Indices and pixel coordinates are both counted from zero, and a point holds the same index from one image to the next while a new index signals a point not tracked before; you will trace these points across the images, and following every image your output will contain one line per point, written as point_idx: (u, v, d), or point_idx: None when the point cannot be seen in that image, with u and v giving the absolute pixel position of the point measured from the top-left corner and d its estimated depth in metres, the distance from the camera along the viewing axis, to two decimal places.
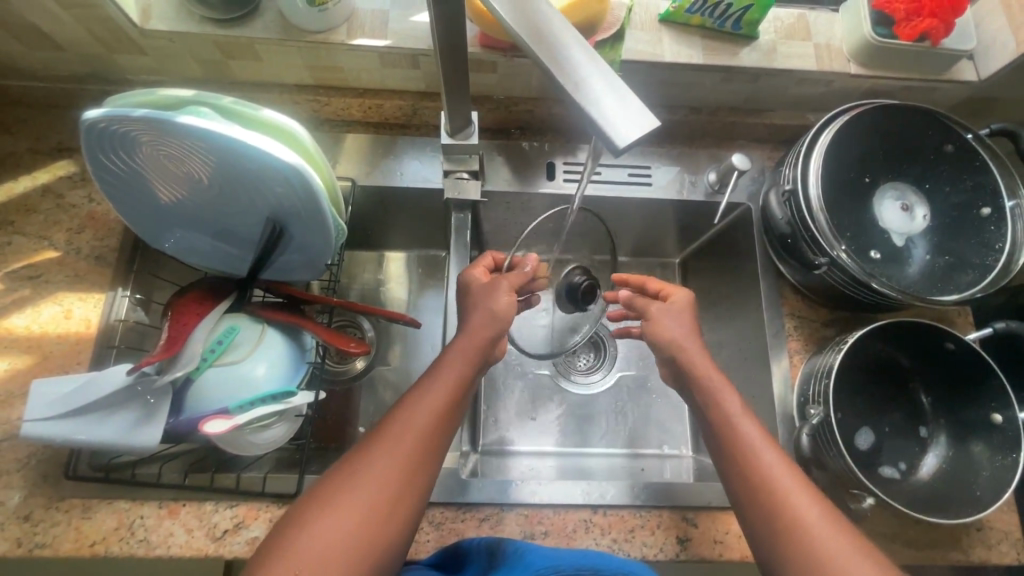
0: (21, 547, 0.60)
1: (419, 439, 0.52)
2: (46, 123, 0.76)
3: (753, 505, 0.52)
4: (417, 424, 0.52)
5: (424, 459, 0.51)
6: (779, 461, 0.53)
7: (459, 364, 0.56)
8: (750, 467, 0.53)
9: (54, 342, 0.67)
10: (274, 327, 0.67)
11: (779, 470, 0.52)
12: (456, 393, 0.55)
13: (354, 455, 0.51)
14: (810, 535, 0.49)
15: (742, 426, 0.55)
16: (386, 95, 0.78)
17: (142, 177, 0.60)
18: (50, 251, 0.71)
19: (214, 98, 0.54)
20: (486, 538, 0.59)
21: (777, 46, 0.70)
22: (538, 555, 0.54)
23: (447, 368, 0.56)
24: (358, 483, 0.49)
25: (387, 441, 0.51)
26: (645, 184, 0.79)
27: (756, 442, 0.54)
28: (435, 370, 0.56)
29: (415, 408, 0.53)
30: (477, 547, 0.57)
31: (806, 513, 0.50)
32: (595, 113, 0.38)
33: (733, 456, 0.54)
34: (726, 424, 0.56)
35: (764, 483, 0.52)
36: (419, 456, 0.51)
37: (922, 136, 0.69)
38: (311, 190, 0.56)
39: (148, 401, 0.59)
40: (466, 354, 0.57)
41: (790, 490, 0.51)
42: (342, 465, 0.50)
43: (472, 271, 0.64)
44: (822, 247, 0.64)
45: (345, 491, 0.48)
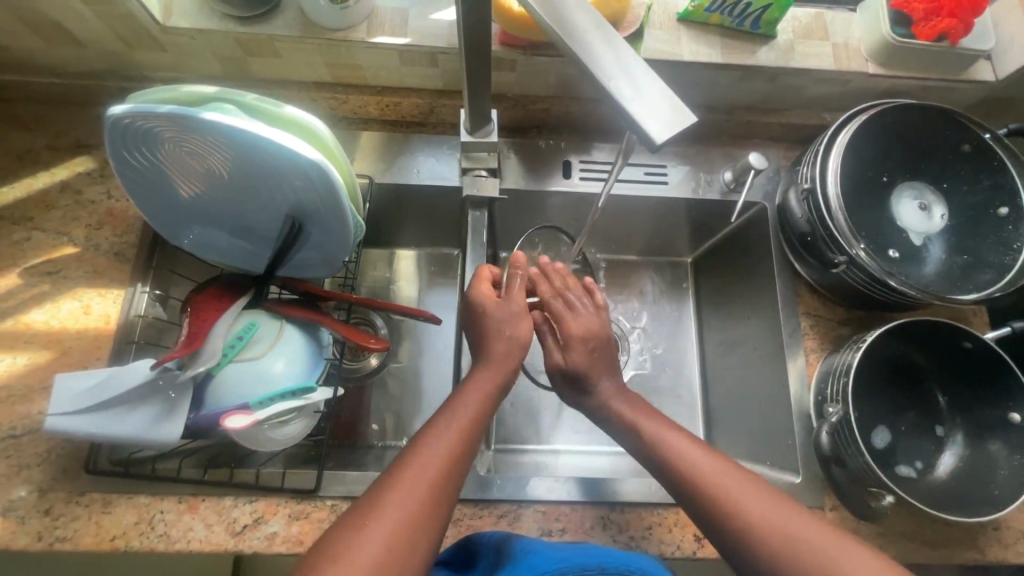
0: (41, 541, 0.60)
1: (444, 465, 0.50)
2: (64, 120, 0.77)
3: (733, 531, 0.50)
4: (443, 450, 0.51)
5: (450, 486, 0.50)
6: (726, 472, 0.53)
7: (480, 381, 0.58)
8: (712, 489, 0.52)
9: (73, 338, 0.67)
10: (292, 323, 0.67)
11: (736, 484, 0.52)
12: (479, 416, 0.55)
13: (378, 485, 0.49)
14: (795, 541, 0.47)
15: (685, 450, 0.55)
16: (403, 93, 0.78)
17: (164, 172, 0.60)
18: (68, 247, 0.71)
19: (237, 95, 0.54)
20: (496, 534, 0.58)
21: (794, 46, 0.71)
22: (542, 556, 0.50)
23: (468, 393, 0.57)
24: (384, 511, 0.46)
25: (412, 466, 0.50)
26: (660, 183, 0.79)
27: (702, 461, 0.54)
28: (459, 396, 0.57)
29: (437, 434, 0.52)
30: (488, 545, 0.56)
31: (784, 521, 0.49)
32: (630, 109, 0.38)
33: (689, 483, 0.53)
34: (666, 455, 0.55)
35: (731, 503, 0.50)
36: (444, 482, 0.50)
37: (939, 135, 0.69)
38: (332, 187, 0.56)
39: (170, 396, 0.59)
40: (491, 373, 0.59)
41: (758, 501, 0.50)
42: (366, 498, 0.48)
43: (479, 290, 0.63)
44: (840, 245, 0.65)
45: (373, 521, 0.46)
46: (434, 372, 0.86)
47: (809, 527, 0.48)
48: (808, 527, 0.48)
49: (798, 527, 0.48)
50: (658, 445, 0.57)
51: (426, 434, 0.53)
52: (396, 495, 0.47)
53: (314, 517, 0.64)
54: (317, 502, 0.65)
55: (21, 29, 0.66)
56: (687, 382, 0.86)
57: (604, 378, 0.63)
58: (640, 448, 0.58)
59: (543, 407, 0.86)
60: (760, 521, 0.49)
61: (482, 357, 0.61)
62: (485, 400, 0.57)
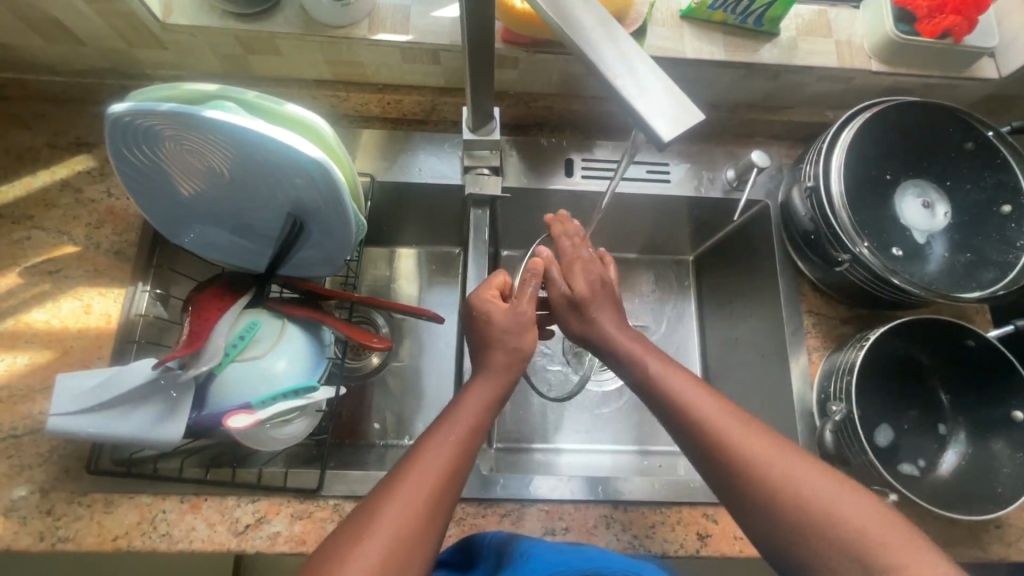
0: (43, 541, 0.60)
1: (439, 479, 0.50)
2: (63, 119, 0.76)
3: (733, 479, 0.50)
4: (436, 464, 0.50)
5: (445, 500, 0.50)
6: (727, 416, 0.52)
7: (483, 386, 0.58)
8: (716, 438, 0.51)
9: (74, 337, 0.67)
10: (294, 322, 0.67)
11: (739, 431, 0.51)
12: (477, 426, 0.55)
13: (370, 501, 0.48)
14: (795, 490, 0.48)
15: (689, 394, 0.54)
16: (405, 91, 0.78)
17: (165, 170, 0.60)
18: (68, 246, 0.71)
19: (238, 93, 0.53)
20: (498, 534, 0.58)
21: (797, 43, 0.70)
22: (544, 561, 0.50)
23: (466, 403, 0.56)
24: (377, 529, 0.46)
25: (405, 483, 0.49)
26: (662, 181, 0.79)
27: (707, 406, 0.53)
28: (456, 406, 0.56)
29: (431, 449, 0.51)
30: (489, 546, 0.56)
31: (784, 469, 0.49)
32: (638, 108, 0.38)
33: (694, 428, 0.53)
34: (672, 398, 0.55)
35: (732, 450, 0.50)
36: (439, 495, 0.49)
37: (942, 134, 0.69)
38: (334, 185, 0.56)
39: (171, 396, 0.59)
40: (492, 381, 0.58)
41: (762, 451, 0.50)
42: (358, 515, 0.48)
43: (484, 298, 0.61)
44: (844, 243, 0.65)
45: (365, 540, 0.46)
46: (436, 372, 0.86)
47: (808, 475, 0.48)
48: (809, 477, 0.48)
49: (799, 476, 0.48)
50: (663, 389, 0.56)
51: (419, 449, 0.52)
52: (388, 513, 0.47)
53: (317, 517, 0.64)
54: (320, 502, 0.65)
55: (21, 27, 0.65)
56: None
57: (604, 312, 0.63)
58: (645, 388, 0.57)
59: (544, 406, 0.86)
60: (761, 469, 0.49)
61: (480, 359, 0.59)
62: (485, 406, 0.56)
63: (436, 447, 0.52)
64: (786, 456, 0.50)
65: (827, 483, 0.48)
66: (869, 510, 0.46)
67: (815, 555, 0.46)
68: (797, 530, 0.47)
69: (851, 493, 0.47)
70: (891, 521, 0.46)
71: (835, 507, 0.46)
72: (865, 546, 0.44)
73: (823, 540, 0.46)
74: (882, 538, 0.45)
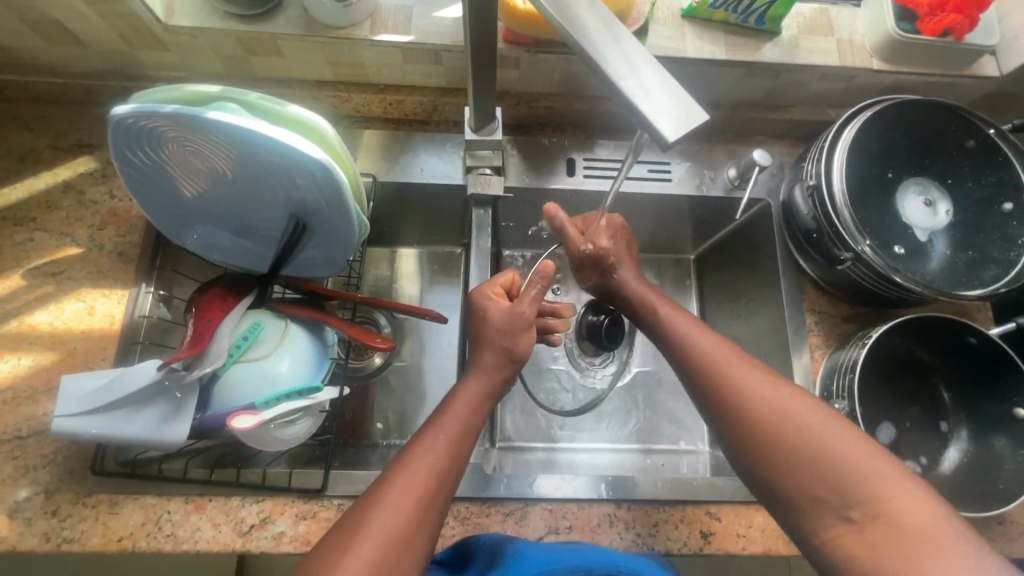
0: (49, 542, 0.60)
1: (428, 483, 0.50)
2: (65, 120, 0.76)
3: (731, 417, 0.53)
4: (424, 467, 0.50)
5: (435, 505, 0.49)
6: (734, 359, 0.55)
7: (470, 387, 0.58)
8: (721, 382, 0.55)
9: (78, 339, 0.67)
10: (297, 322, 0.67)
11: (744, 373, 0.54)
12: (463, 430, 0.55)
13: (359, 508, 0.48)
14: (789, 428, 0.50)
15: (701, 343, 0.58)
16: (406, 91, 0.78)
17: (167, 171, 0.60)
18: (71, 248, 0.71)
19: (240, 95, 0.53)
20: (494, 535, 0.58)
21: (798, 42, 0.70)
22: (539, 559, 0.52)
23: (453, 408, 0.56)
24: (367, 534, 0.46)
25: (393, 488, 0.49)
26: (664, 180, 0.79)
27: (717, 352, 0.57)
28: (441, 411, 0.56)
29: (420, 453, 0.51)
30: (483, 547, 0.56)
31: (781, 408, 0.51)
32: (643, 108, 0.38)
33: (701, 372, 0.56)
34: (685, 345, 0.59)
35: (721, 378, 0.55)
36: (429, 500, 0.49)
37: (943, 132, 0.69)
38: (337, 186, 0.56)
39: (176, 396, 0.59)
40: (478, 382, 0.58)
41: (761, 392, 0.52)
42: (346, 523, 0.47)
43: (485, 294, 0.64)
44: (846, 242, 0.65)
45: (355, 547, 0.45)
46: (438, 371, 0.86)
47: (803, 414, 0.50)
48: (805, 416, 0.50)
49: (795, 415, 0.50)
50: (678, 337, 0.60)
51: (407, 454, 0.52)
52: (377, 520, 0.47)
53: (321, 517, 0.64)
54: (324, 502, 0.65)
55: (23, 30, 0.66)
56: None
57: (622, 268, 0.68)
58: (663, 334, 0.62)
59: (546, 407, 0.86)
60: (760, 407, 0.52)
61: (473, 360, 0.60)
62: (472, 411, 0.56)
63: (424, 453, 0.51)
64: (785, 396, 0.52)
65: (821, 422, 0.50)
66: (860, 447, 0.48)
67: (803, 488, 0.48)
68: (787, 467, 0.49)
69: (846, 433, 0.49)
70: (884, 462, 0.47)
71: (827, 442, 0.48)
72: (852, 480, 0.47)
73: (813, 473, 0.48)
74: (871, 475, 0.46)
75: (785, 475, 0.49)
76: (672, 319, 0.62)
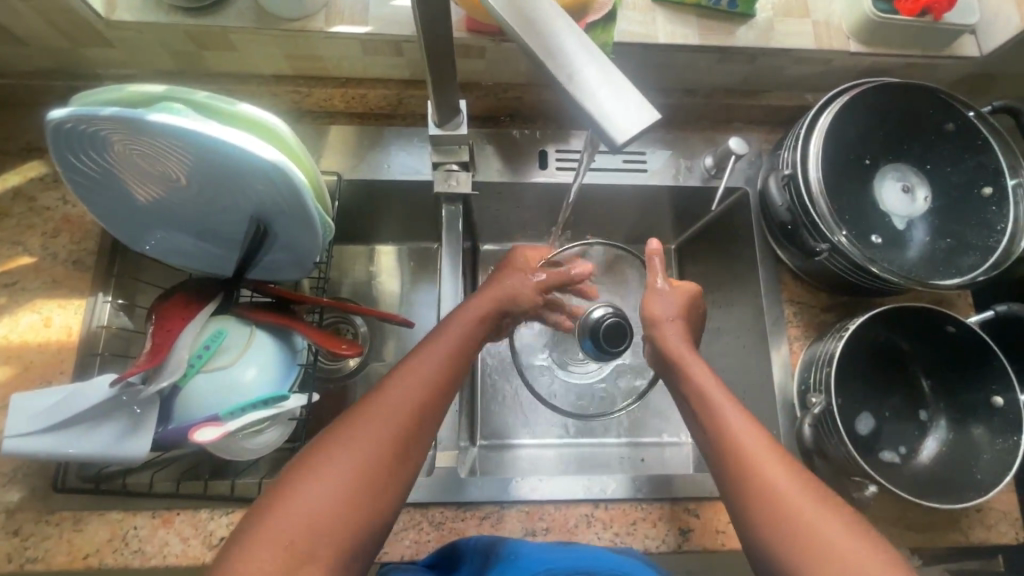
0: (12, 562, 0.59)
1: (414, 407, 0.50)
2: (12, 123, 0.73)
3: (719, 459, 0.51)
4: (412, 390, 0.50)
5: (420, 432, 0.49)
6: (729, 407, 0.53)
7: (464, 321, 0.57)
8: (718, 428, 0.52)
9: (35, 352, 0.64)
10: (262, 328, 0.65)
11: (736, 421, 0.52)
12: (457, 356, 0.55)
13: (346, 419, 0.48)
14: (773, 486, 0.48)
15: (704, 389, 0.55)
16: (368, 85, 0.75)
17: (117, 176, 0.57)
18: (24, 257, 0.68)
19: (186, 94, 0.50)
20: (482, 538, 0.58)
21: (773, 25, 0.68)
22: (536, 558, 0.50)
23: (445, 335, 0.56)
24: (347, 440, 0.47)
25: (380, 405, 0.49)
26: (640, 170, 0.77)
27: (716, 399, 0.54)
28: (434, 337, 0.55)
29: (411, 373, 0.51)
30: (473, 549, 0.55)
31: (765, 462, 0.49)
32: (593, 107, 0.36)
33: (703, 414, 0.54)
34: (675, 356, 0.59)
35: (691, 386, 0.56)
36: (413, 427, 0.49)
37: (922, 115, 0.68)
38: (295, 188, 0.54)
39: (134, 412, 0.57)
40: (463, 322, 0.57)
41: (751, 440, 0.50)
42: (332, 432, 0.48)
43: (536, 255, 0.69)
44: (822, 232, 0.63)
45: (335, 457, 0.46)
46: None
47: (787, 476, 0.48)
48: (789, 473, 0.48)
49: (764, 464, 0.49)
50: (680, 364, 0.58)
51: (398, 374, 0.52)
52: (358, 435, 0.47)
53: None
54: None
55: None
56: None
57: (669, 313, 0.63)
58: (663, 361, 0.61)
59: (528, 405, 0.84)
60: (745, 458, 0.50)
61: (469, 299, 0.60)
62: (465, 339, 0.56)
63: (413, 374, 0.51)
64: (772, 451, 0.50)
65: (800, 484, 0.48)
66: (831, 510, 0.46)
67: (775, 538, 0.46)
68: (763, 516, 0.47)
69: (818, 498, 0.47)
70: (853, 527, 0.45)
71: (800, 502, 0.47)
72: (823, 545, 0.44)
73: (785, 530, 0.46)
74: (846, 545, 0.44)
75: (761, 523, 0.47)
76: (675, 350, 0.60)
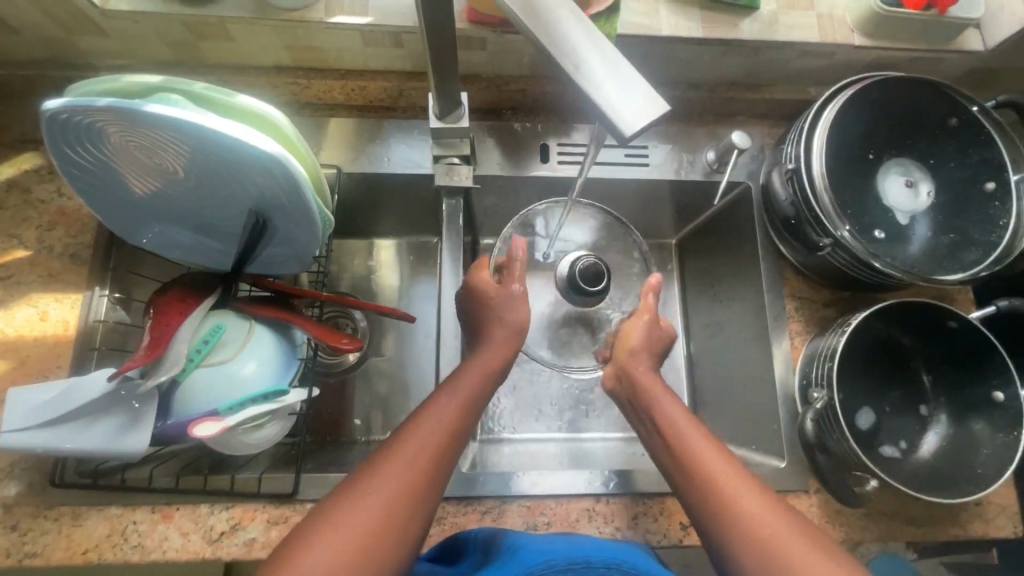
0: (10, 558, 0.58)
1: (427, 459, 0.49)
2: (5, 114, 0.72)
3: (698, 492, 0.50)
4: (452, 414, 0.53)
5: (433, 484, 0.49)
6: (699, 437, 0.53)
7: (477, 369, 0.58)
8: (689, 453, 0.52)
9: (32, 345, 0.64)
10: (262, 323, 0.65)
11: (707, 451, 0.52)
12: (469, 405, 0.55)
13: (360, 473, 0.48)
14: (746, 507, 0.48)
15: (681, 422, 0.54)
16: (369, 76, 0.74)
17: (113, 169, 0.56)
18: (19, 251, 0.67)
19: (185, 84, 0.50)
20: (485, 530, 0.58)
21: (778, 17, 0.67)
22: (532, 552, 0.49)
23: (460, 384, 0.56)
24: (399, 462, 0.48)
25: (396, 457, 0.49)
26: (642, 164, 0.76)
27: (692, 433, 0.53)
28: (449, 386, 0.56)
29: (426, 425, 0.51)
30: (475, 542, 0.56)
31: (732, 485, 0.49)
32: (601, 99, 0.36)
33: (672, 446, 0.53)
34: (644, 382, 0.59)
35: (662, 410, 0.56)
36: (426, 479, 0.49)
37: (928, 109, 0.67)
38: (295, 181, 0.53)
39: (134, 406, 0.57)
40: (476, 367, 0.58)
41: (723, 468, 0.50)
42: (346, 486, 0.47)
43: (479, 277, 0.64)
44: (826, 227, 0.63)
45: (348, 511, 0.45)
46: (414, 365, 0.84)
47: (754, 495, 0.48)
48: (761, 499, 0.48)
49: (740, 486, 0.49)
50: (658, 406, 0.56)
51: (414, 425, 0.52)
52: (373, 489, 0.46)
53: (293, 521, 0.62)
54: (296, 506, 0.63)
55: None
56: (674, 368, 0.85)
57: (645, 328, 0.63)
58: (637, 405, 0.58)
59: (527, 398, 0.84)
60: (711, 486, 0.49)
61: (480, 343, 0.61)
62: (477, 387, 0.56)
63: (428, 425, 0.52)
64: (743, 476, 0.50)
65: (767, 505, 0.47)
66: (796, 530, 0.46)
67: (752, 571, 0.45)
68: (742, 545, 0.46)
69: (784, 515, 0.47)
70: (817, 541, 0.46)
71: (766, 522, 0.46)
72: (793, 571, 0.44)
73: (760, 560, 0.45)
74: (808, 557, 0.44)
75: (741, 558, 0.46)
76: (656, 395, 0.57)
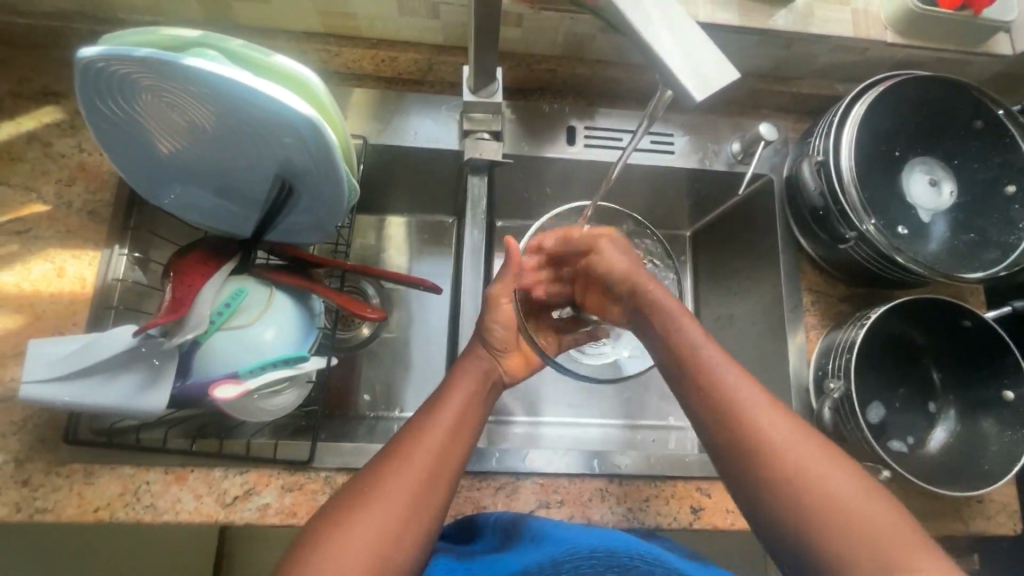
0: (20, 513, 0.57)
1: (433, 457, 0.51)
2: (26, 66, 0.71)
3: (772, 486, 0.46)
4: (447, 418, 0.54)
5: (442, 482, 0.51)
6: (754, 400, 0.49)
7: (472, 369, 0.60)
8: (744, 425, 0.48)
9: (47, 301, 0.63)
10: (282, 290, 0.64)
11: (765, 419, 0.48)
12: (466, 413, 0.56)
13: (366, 480, 0.49)
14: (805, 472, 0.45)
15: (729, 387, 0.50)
16: (400, 48, 0.74)
17: (140, 125, 0.55)
18: (38, 205, 0.66)
19: (221, 41, 0.49)
20: (504, 513, 0.58)
21: (813, 10, 0.67)
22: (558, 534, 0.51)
23: (458, 386, 0.58)
24: (406, 463, 0.50)
25: (399, 463, 0.50)
26: (667, 151, 0.76)
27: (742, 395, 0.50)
28: (447, 388, 0.58)
29: (427, 426, 0.53)
30: (491, 525, 0.57)
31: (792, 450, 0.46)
32: (670, 65, 0.38)
33: (721, 426, 0.49)
34: (678, 348, 0.54)
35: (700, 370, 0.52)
36: (429, 482, 0.50)
37: (954, 111, 0.68)
38: (324, 143, 0.52)
39: (154, 364, 0.56)
40: (473, 372, 0.59)
41: (778, 434, 0.47)
42: (351, 494, 0.48)
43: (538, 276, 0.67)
44: (851, 221, 0.64)
45: (360, 516, 0.47)
46: (426, 343, 0.84)
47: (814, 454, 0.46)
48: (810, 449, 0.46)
49: (800, 450, 0.46)
50: (722, 388, 0.50)
51: (415, 428, 0.53)
52: (380, 493, 0.48)
53: (307, 489, 0.62)
54: (311, 474, 0.63)
55: None
56: None
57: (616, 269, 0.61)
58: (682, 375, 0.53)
59: (536, 381, 0.84)
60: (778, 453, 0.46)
61: (464, 356, 0.62)
62: (477, 389, 0.58)
63: (427, 431, 0.53)
64: (812, 450, 0.47)
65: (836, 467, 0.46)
66: (882, 502, 0.44)
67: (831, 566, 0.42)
68: (819, 531, 0.43)
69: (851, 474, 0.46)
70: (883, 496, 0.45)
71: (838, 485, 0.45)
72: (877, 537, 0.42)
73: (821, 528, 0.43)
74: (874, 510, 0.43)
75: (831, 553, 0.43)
76: (697, 357, 0.53)
